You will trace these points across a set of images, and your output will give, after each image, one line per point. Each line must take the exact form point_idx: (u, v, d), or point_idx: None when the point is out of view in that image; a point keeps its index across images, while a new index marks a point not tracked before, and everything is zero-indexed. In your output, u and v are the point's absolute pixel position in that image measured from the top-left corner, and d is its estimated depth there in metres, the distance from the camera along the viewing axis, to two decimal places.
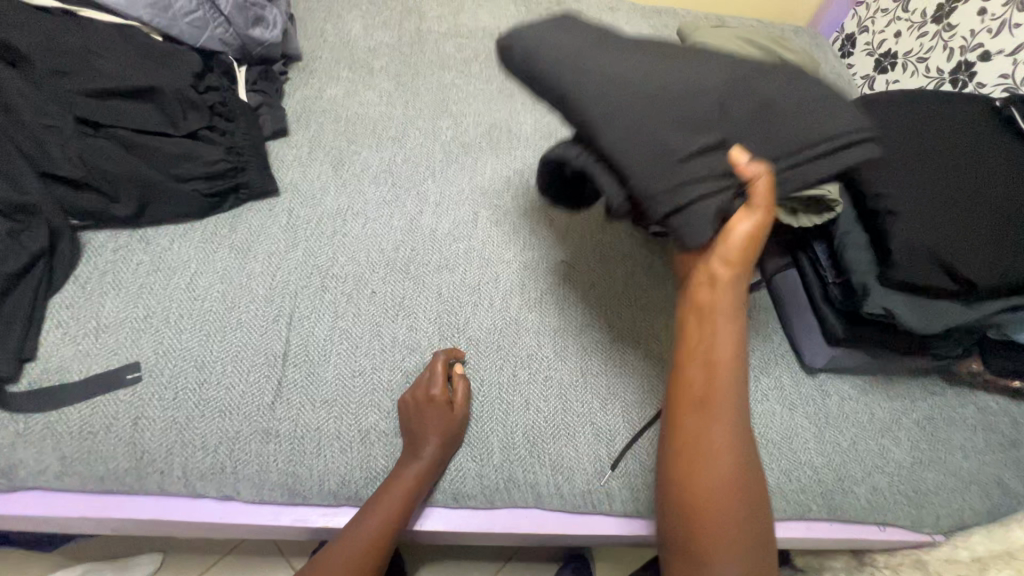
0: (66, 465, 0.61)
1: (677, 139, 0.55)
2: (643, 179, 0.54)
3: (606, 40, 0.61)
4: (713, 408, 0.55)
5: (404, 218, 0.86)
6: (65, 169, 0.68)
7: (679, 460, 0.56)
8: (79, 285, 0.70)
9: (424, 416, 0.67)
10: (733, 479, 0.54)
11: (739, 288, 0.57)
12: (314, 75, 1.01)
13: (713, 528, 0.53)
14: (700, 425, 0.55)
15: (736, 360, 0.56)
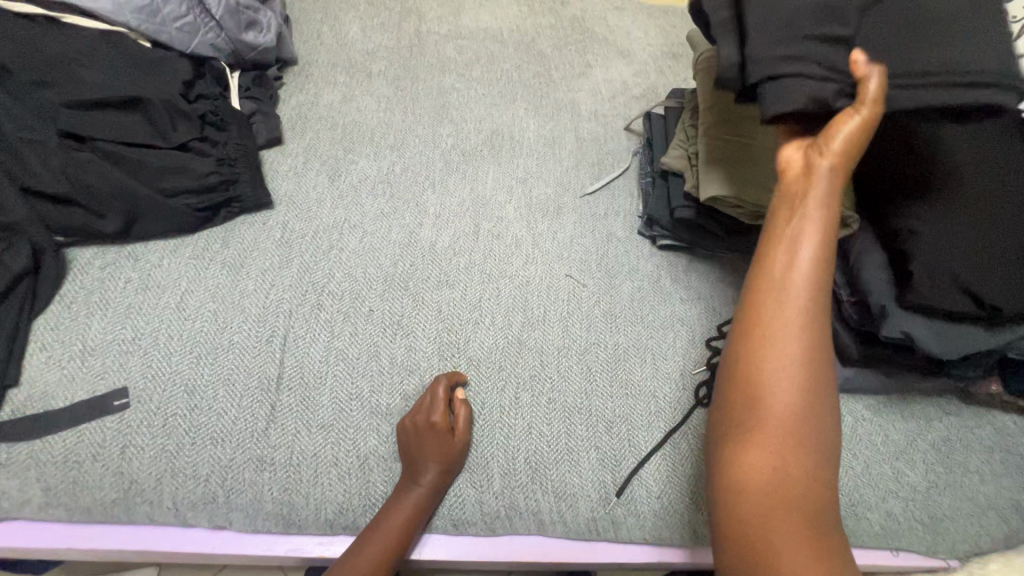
0: (51, 496, 0.59)
1: (813, 20, 0.59)
2: (760, 39, 0.59)
3: None
4: (795, 297, 0.53)
5: (402, 230, 0.83)
6: (49, 185, 0.67)
7: (752, 342, 0.53)
8: (64, 305, 0.67)
9: (426, 442, 0.65)
10: (808, 370, 0.52)
11: (832, 182, 0.56)
12: (310, 80, 0.98)
13: (778, 415, 0.51)
14: (779, 310, 0.53)
15: (822, 253, 0.55)
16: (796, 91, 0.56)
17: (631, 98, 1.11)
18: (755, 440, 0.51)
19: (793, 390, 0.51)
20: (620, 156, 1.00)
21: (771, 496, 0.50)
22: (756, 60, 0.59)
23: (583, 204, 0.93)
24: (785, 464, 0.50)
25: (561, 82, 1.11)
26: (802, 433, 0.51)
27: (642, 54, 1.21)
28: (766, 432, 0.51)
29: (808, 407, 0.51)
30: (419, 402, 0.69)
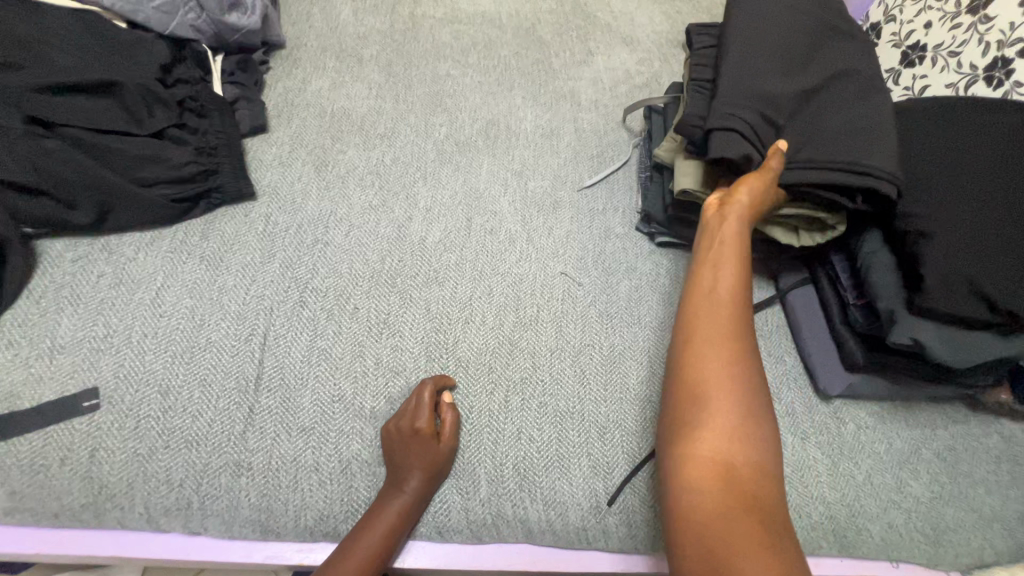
0: (17, 501, 0.57)
1: (762, 83, 0.71)
2: (723, 93, 0.70)
3: (778, 19, 0.77)
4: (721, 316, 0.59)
5: (391, 224, 0.80)
6: (14, 173, 0.63)
7: (685, 357, 0.58)
8: (34, 300, 0.64)
9: (398, 463, 0.62)
10: (737, 374, 0.56)
11: (748, 225, 0.64)
12: (297, 65, 0.94)
13: (715, 413, 0.53)
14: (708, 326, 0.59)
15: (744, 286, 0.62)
16: (737, 148, 0.66)
17: (633, 88, 1.07)
18: (696, 436, 0.53)
19: (726, 389, 0.55)
20: (620, 149, 0.97)
21: (716, 489, 0.49)
22: (715, 108, 0.69)
23: (580, 198, 0.89)
24: (727, 456, 0.51)
25: (561, 70, 1.06)
26: (737, 431, 0.52)
27: (645, 42, 1.16)
28: (705, 428, 0.53)
29: (740, 406, 0.54)
30: (401, 409, 0.66)
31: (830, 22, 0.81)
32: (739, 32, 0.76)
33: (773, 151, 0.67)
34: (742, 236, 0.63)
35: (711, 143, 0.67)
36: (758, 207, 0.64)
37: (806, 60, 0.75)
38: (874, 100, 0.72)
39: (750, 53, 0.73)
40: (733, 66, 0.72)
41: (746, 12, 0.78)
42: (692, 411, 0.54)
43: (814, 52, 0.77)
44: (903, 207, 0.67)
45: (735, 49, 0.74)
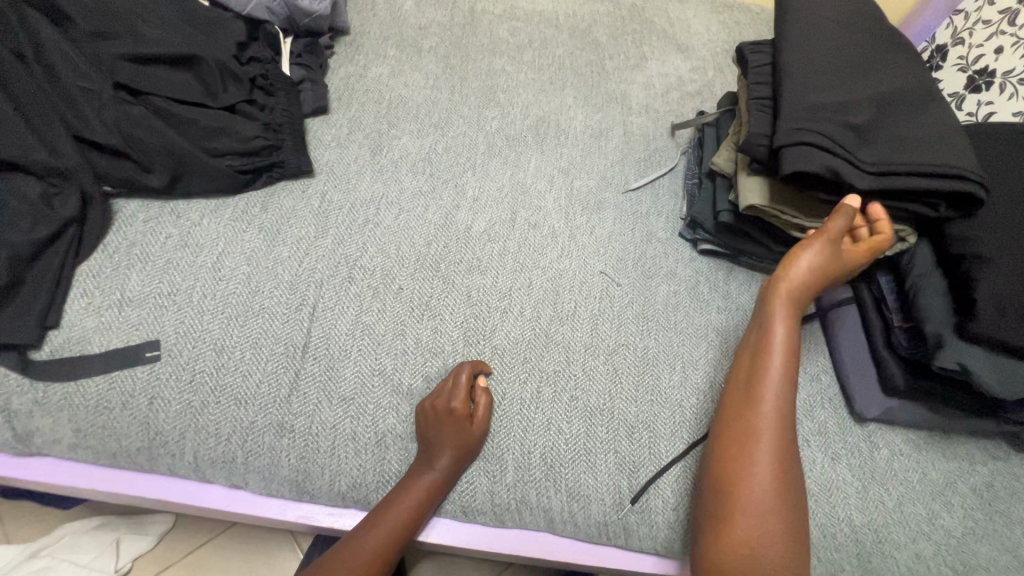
0: (81, 437, 0.61)
1: (826, 96, 0.70)
2: (789, 108, 0.69)
3: (831, 31, 0.77)
4: (766, 391, 0.61)
5: (439, 211, 0.82)
6: (100, 135, 0.68)
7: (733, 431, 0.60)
8: (107, 254, 0.68)
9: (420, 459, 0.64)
10: (779, 449, 0.58)
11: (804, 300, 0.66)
12: (360, 51, 0.97)
13: (749, 498, 0.56)
14: (758, 401, 0.61)
15: (792, 357, 0.63)
16: (812, 160, 0.64)
17: (685, 95, 1.07)
18: (729, 522, 0.56)
19: (761, 461, 0.57)
20: (668, 154, 0.97)
21: (741, 561, 0.54)
22: (786, 121, 0.68)
23: (625, 200, 0.90)
24: (756, 541, 0.55)
25: (614, 73, 1.07)
26: (768, 503, 0.56)
27: (700, 51, 1.16)
28: (739, 514, 0.56)
29: (776, 495, 0.56)
30: (433, 393, 0.67)
31: (881, 29, 0.81)
32: (794, 46, 0.75)
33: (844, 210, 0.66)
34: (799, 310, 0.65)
35: (784, 156, 0.66)
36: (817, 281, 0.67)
37: (860, 72, 0.74)
38: (931, 106, 0.72)
39: (805, 66, 0.73)
40: (791, 79, 0.72)
41: (796, 23, 0.78)
42: (727, 496, 0.57)
43: (867, 63, 0.76)
44: (959, 231, 0.67)
45: (793, 63, 0.73)
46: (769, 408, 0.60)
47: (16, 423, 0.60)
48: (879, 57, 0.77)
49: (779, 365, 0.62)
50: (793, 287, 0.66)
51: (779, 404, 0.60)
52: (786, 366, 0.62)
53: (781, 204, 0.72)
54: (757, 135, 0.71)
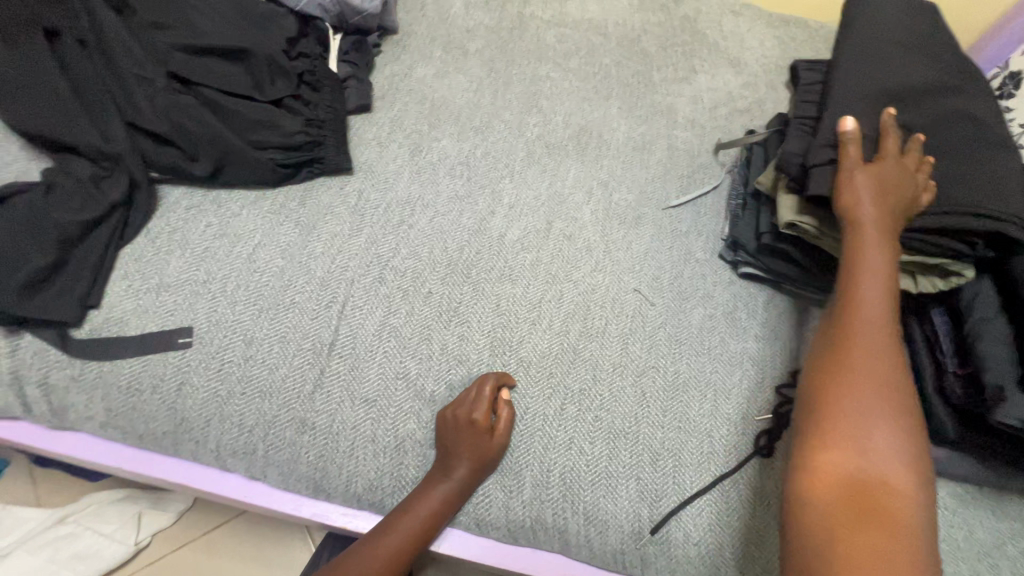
0: (112, 416, 0.62)
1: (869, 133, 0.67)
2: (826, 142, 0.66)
3: (889, 56, 0.73)
4: (860, 325, 0.54)
5: (474, 216, 0.81)
6: (152, 122, 0.69)
7: (829, 370, 0.53)
8: (150, 239, 0.69)
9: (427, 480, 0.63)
10: (885, 385, 0.51)
11: (889, 210, 0.60)
12: (406, 51, 0.97)
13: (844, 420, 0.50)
14: (853, 338, 0.54)
15: (889, 290, 0.57)
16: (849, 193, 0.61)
17: (734, 112, 1.04)
18: (823, 446, 0.50)
19: (863, 397, 0.51)
20: (713, 171, 0.94)
21: (850, 493, 0.47)
22: (821, 153, 0.65)
23: (664, 217, 0.87)
24: (861, 465, 0.48)
25: (661, 85, 1.05)
26: (879, 447, 0.48)
27: (752, 66, 1.12)
28: (835, 436, 0.50)
29: (879, 415, 0.50)
30: (455, 401, 0.66)
31: (953, 56, 0.75)
32: (843, 73, 0.72)
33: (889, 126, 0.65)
34: (881, 214, 0.59)
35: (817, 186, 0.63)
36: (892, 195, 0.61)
37: (918, 100, 0.70)
38: (991, 144, 0.67)
39: (856, 91, 0.70)
40: (838, 104, 0.69)
41: (851, 47, 0.74)
42: (818, 420, 0.51)
43: (925, 92, 0.71)
44: None
45: (839, 92, 0.70)
46: (859, 337, 0.54)
47: (52, 398, 0.62)
48: (944, 84, 0.72)
49: (874, 302, 0.55)
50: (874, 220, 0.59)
51: (875, 330, 0.54)
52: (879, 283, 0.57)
53: (821, 230, 0.68)
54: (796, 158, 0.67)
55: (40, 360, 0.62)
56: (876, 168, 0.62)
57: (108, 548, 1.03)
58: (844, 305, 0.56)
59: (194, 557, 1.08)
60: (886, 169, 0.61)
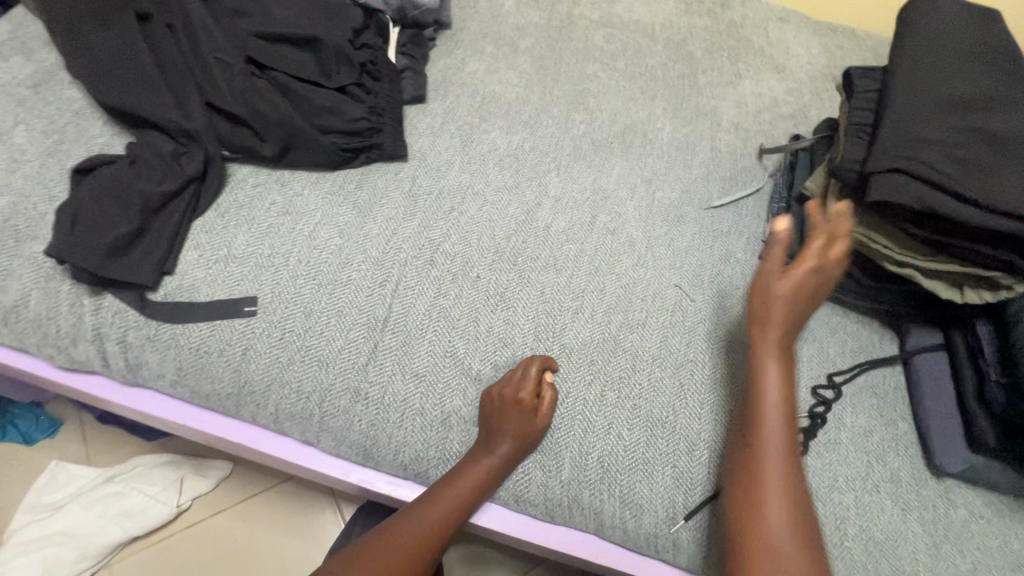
0: (182, 376, 0.67)
1: (933, 129, 0.65)
2: (888, 136, 0.65)
3: (950, 58, 0.72)
4: (764, 443, 0.57)
5: (522, 207, 0.84)
6: (228, 103, 0.74)
7: (738, 493, 0.56)
8: (218, 213, 0.73)
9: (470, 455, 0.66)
10: (788, 508, 0.54)
11: (794, 310, 0.60)
12: (459, 46, 1.01)
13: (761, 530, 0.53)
14: (762, 461, 0.56)
15: (789, 399, 0.59)
16: (905, 192, 0.61)
17: (778, 117, 1.05)
18: (751, 558, 0.53)
19: (773, 511, 0.54)
20: (755, 175, 0.95)
21: None
22: (878, 149, 0.64)
23: (706, 217, 0.89)
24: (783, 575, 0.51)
25: (706, 88, 1.06)
26: (789, 569, 0.51)
27: (798, 73, 1.13)
28: (757, 544, 0.53)
29: (787, 524, 0.53)
30: (500, 381, 0.69)
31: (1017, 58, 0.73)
32: (904, 72, 0.70)
33: (839, 216, 0.62)
34: (790, 318, 0.60)
35: (869, 186, 0.63)
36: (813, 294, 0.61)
37: (982, 103, 0.68)
38: None
39: (917, 93, 0.68)
40: (898, 106, 0.67)
41: (913, 48, 0.73)
42: (743, 529, 0.54)
43: (991, 91, 0.69)
44: None
45: (901, 89, 0.69)
46: (768, 452, 0.56)
47: (128, 355, 0.66)
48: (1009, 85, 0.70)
49: (775, 422, 0.58)
50: (759, 323, 0.61)
51: (780, 446, 0.57)
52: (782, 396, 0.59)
53: (870, 233, 0.69)
54: (848, 161, 0.68)
55: (120, 319, 0.66)
56: (807, 258, 0.61)
57: (153, 508, 1.08)
58: (755, 421, 0.58)
59: (231, 523, 1.12)
60: (804, 259, 0.61)
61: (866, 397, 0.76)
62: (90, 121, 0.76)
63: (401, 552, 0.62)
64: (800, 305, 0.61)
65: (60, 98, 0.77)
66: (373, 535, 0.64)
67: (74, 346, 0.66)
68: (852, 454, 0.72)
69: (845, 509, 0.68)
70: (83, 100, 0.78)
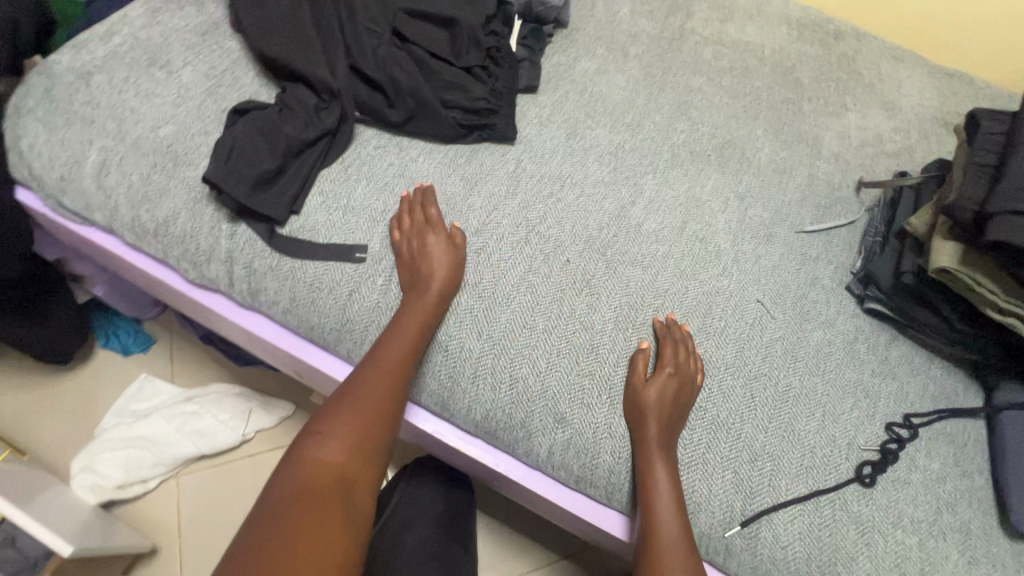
0: (293, 306, 0.74)
1: None
2: (1015, 177, 0.64)
3: None
4: (664, 511, 0.64)
5: (616, 203, 0.87)
6: (370, 68, 0.81)
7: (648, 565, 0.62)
8: (343, 166, 0.80)
9: (406, 313, 0.70)
10: (684, 558, 0.62)
11: (665, 408, 0.69)
12: (574, 45, 1.05)
13: None
14: (656, 528, 0.63)
15: (675, 477, 0.67)
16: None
17: (881, 154, 1.03)
18: None
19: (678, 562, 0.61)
20: (852, 207, 0.94)
21: None
22: (1002, 191, 0.64)
23: (796, 240, 0.89)
24: None
25: (810, 115, 1.06)
26: None
27: (907, 113, 1.11)
28: None
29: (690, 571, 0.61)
30: (406, 235, 0.75)
31: None
32: None
33: (661, 330, 0.76)
34: (663, 411, 0.68)
35: (988, 226, 0.63)
36: (675, 394, 0.70)
37: None
38: None
39: None
40: None
41: None
42: None
43: None
44: None
45: None
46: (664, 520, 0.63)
47: (251, 280, 0.74)
48: None
49: (671, 508, 0.64)
50: (652, 427, 0.68)
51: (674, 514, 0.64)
52: (670, 477, 0.66)
53: (977, 274, 0.68)
54: (966, 199, 0.67)
55: (250, 247, 0.74)
56: (659, 383, 0.70)
57: (222, 433, 1.17)
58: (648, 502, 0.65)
59: None
60: (664, 388, 0.69)
61: (941, 443, 0.74)
62: (244, 70, 0.84)
63: (376, 399, 0.66)
64: (665, 400, 0.69)
65: (220, 46, 0.86)
66: (348, 391, 0.66)
67: (208, 264, 0.74)
68: (921, 497, 0.70)
69: (907, 549, 0.67)
70: (240, 51, 0.86)
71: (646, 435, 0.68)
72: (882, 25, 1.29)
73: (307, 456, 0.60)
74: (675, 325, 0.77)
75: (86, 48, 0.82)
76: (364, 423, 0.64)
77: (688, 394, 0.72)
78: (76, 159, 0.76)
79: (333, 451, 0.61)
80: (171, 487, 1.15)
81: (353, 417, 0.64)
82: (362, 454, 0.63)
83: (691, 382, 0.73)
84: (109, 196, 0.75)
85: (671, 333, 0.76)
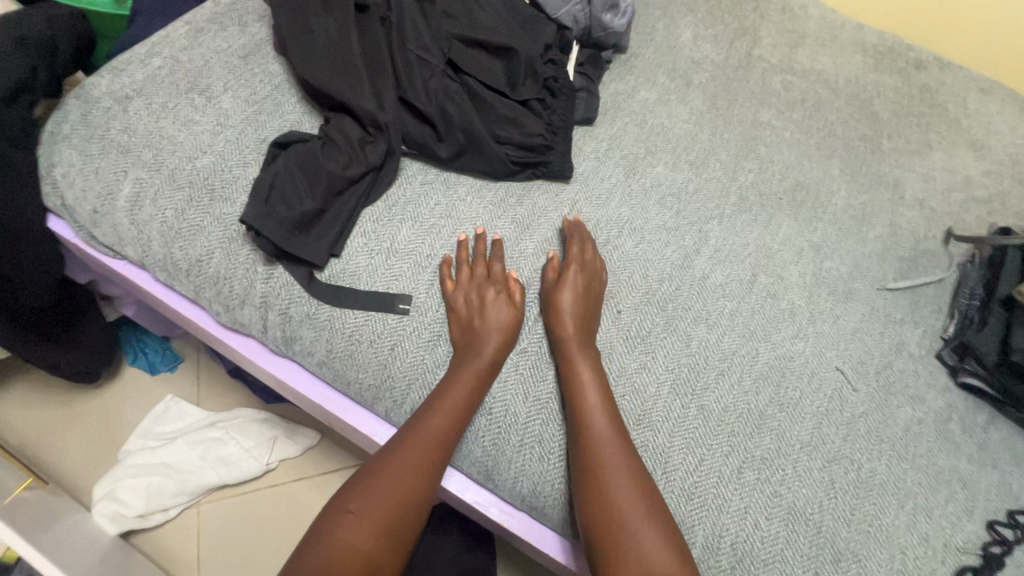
0: (330, 357, 0.68)
1: None
2: None
3: None
4: (597, 427, 0.62)
5: (680, 251, 0.79)
6: (420, 101, 0.75)
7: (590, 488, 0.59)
8: (387, 205, 0.74)
9: (456, 376, 0.64)
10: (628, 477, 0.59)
11: (574, 306, 0.68)
12: (632, 72, 0.97)
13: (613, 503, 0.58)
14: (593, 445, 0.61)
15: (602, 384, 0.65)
16: None
17: (970, 200, 0.93)
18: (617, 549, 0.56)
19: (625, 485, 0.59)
20: (941, 261, 0.85)
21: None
22: None
23: (879, 298, 0.80)
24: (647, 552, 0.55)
25: (890, 154, 0.97)
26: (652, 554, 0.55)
27: (998, 153, 1.00)
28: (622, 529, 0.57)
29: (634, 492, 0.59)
30: (466, 283, 0.70)
31: None
32: None
33: (570, 229, 0.75)
34: (573, 307, 0.68)
35: None
36: (584, 290, 0.69)
37: None
38: None
39: None
40: None
41: None
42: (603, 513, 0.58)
43: None
44: None
45: None
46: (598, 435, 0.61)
47: (287, 328, 0.69)
48: None
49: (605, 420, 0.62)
50: (567, 329, 0.67)
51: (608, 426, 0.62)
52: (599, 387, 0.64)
53: None
54: None
55: (287, 292, 0.68)
56: (570, 285, 0.69)
57: (245, 461, 1.12)
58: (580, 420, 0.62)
59: (309, 492, 1.15)
60: (573, 288, 0.69)
61: None
62: (286, 97, 0.79)
63: (411, 475, 0.60)
64: (575, 298, 0.68)
65: (263, 70, 0.81)
66: (387, 460, 0.60)
67: (241, 308, 0.69)
68: None
69: None
70: (283, 76, 0.81)
71: (562, 338, 0.67)
72: (964, 52, 1.18)
73: (334, 537, 0.55)
74: (580, 227, 0.76)
75: (126, 71, 0.79)
76: (397, 500, 0.58)
77: (597, 291, 0.71)
78: (109, 191, 0.72)
79: (363, 535, 0.56)
80: (191, 517, 1.11)
81: (387, 495, 0.58)
82: (394, 537, 0.57)
83: (600, 278, 0.72)
84: (142, 231, 0.71)
85: (577, 232, 0.75)
